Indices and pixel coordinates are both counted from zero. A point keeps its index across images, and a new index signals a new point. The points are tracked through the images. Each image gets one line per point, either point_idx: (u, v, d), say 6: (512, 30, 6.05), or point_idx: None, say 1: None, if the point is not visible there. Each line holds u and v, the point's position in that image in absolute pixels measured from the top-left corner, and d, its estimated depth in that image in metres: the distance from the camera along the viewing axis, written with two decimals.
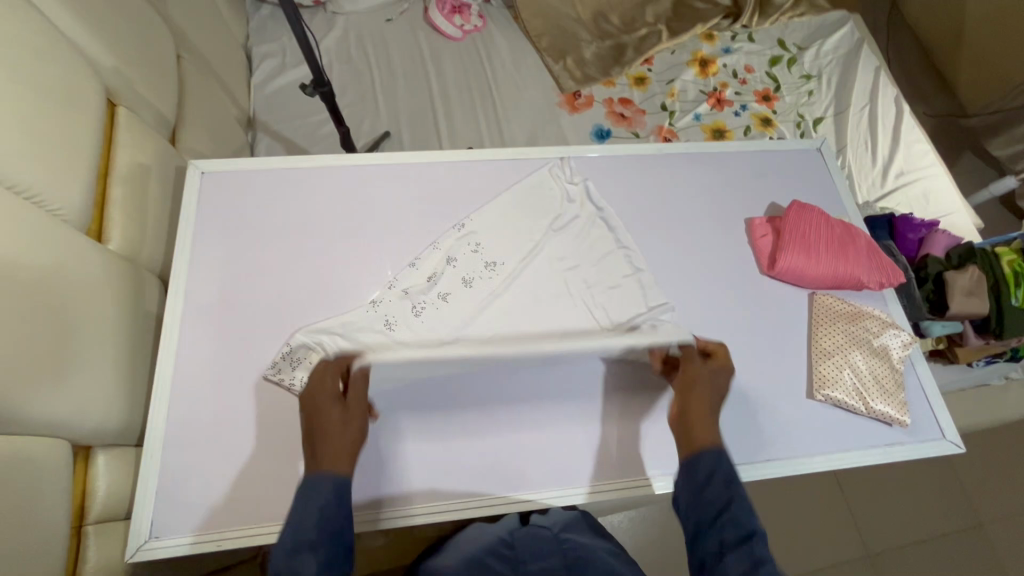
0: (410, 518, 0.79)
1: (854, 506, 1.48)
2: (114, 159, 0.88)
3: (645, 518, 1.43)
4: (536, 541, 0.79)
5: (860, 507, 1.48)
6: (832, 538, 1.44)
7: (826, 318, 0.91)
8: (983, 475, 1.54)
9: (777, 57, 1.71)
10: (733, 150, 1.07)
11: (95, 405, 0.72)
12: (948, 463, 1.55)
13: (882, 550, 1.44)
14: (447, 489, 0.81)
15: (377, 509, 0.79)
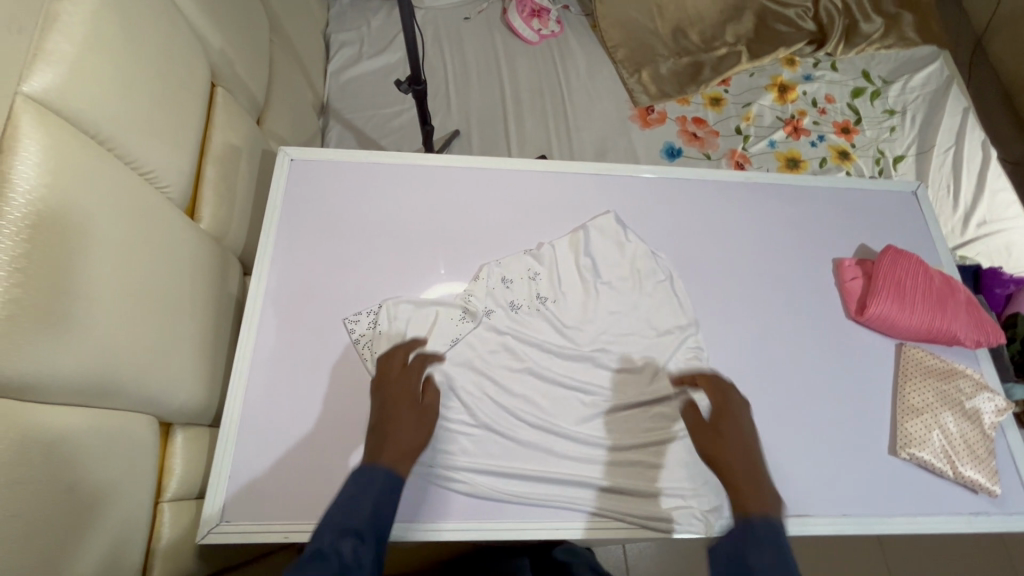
0: (451, 533, 0.75)
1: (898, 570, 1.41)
2: (212, 139, 0.89)
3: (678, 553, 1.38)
4: None
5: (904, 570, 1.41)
6: None
7: (917, 373, 0.87)
8: None
9: (860, 89, 1.65)
10: (823, 186, 1.04)
11: (180, 382, 0.73)
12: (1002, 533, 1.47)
13: None
14: (494, 512, 0.77)
15: (416, 522, 0.75)
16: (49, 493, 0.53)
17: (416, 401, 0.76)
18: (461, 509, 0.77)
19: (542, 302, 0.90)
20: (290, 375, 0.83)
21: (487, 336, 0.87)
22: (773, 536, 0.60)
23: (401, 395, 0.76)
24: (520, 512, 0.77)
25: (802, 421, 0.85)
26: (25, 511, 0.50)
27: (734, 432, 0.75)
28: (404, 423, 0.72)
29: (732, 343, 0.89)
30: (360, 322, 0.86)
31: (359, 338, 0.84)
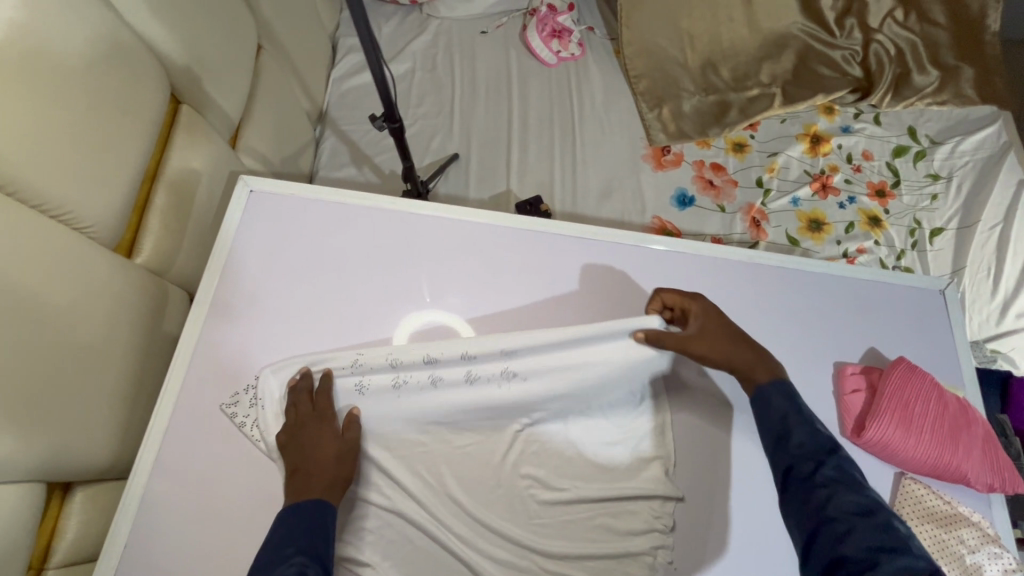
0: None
1: None
2: (166, 163, 0.83)
3: None
4: None
5: None
6: None
7: (913, 516, 0.76)
8: None
9: (903, 148, 1.50)
10: (837, 274, 0.92)
11: (83, 443, 0.67)
12: None
13: None
14: None
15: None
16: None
17: (329, 424, 0.75)
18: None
19: (509, 377, 0.79)
20: (213, 433, 0.77)
21: (423, 412, 0.79)
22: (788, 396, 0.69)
23: (307, 418, 0.75)
24: None
25: (767, 551, 0.76)
26: None
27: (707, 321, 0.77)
28: (320, 461, 0.71)
29: (698, 451, 0.81)
30: (241, 403, 0.78)
31: (242, 421, 0.76)
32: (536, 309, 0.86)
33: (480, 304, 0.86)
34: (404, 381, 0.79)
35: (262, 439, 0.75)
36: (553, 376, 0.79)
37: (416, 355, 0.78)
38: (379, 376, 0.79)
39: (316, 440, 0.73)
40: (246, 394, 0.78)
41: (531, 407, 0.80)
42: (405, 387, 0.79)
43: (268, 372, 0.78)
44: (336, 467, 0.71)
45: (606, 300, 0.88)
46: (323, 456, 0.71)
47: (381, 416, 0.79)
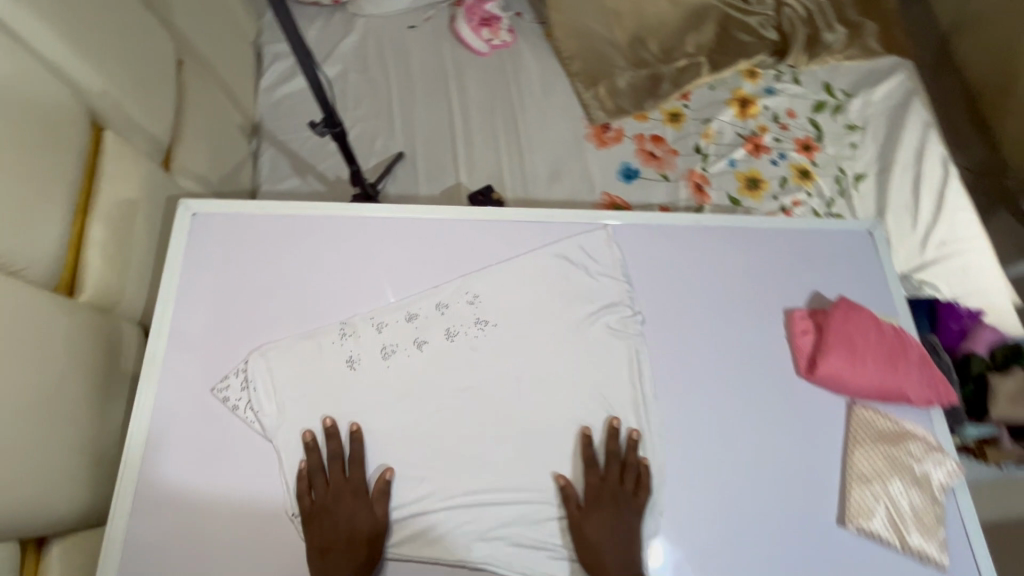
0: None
1: None
2: (97, 194, 0.79)
3: None
4: None
5: None
6: None
7: (867, 437, 0.83)
8: None
9: (822, 104, 1.60)
10: (777, 227, 0.98)
11: (50, 496, 0.64)
12: None
13: None
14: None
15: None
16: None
17: (359, 493, 0.75)
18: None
19: (483, 324, 0.86)
20: (190, 466, 0.74)
21: (411, 381, 0.81)
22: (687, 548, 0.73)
23: (339, 488, 0.74)
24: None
25: (745, 491, 0.81)
26: None
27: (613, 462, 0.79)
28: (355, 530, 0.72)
29: (674, 410, 0.85)
30: (231, 386, 0.77)
31: (235, 404, 0.77)
32: (510, 277, 0.89)
33: (452, 276, 0.88)
34: (394, 348, 0.82)
35: (257, 421, 0.77)
36: (525, 325, 0.87)
37: (403, 318, 0.84)
38: (368, 346, 0.82)
39: (350, 510, 0.73)
40: (237, 377, 0.78)
41: (512, 361, 0.85)
42: (395, 355, 0.82)
43: (256, 355, 0.78)
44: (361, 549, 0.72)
45: (572, 269, 0.90)
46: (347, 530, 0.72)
47: (370, 389, 0.80)
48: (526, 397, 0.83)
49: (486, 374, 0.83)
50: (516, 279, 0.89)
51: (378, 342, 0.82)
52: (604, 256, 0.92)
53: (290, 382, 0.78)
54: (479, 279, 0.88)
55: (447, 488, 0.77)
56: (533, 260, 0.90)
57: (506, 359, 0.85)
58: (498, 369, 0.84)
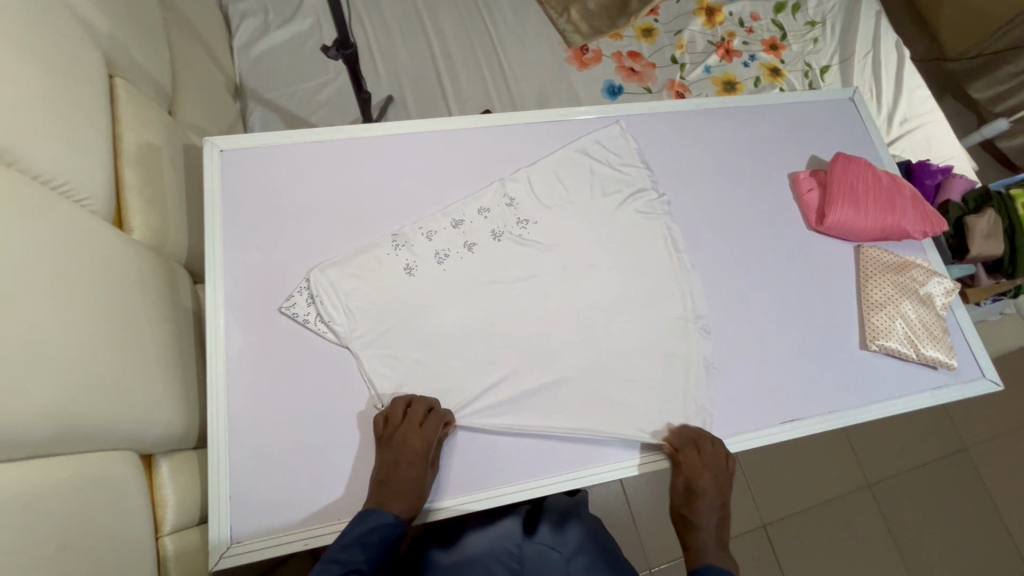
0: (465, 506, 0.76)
1: (858, 455, 1.55)
2: (121, 137, 0.78)
3: (659, 477, 1.39)
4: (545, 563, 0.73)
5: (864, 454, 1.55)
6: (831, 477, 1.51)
7: (876, 270, 0.93)
8: (974, 416, 1.63)
9: (782, 4, 1.67)
10: (771, 102, 1.06)
11: (154, 411, 0.66)
12: (942, 407, 1.64)
13: (878, 480, 1.53)
14: (524, 469, 0.79)
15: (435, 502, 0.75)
16: (26, 565, 0.45)
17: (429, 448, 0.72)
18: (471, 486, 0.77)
19: (523, 225, 0.90)
20: (271, 379, 0.77)
21: (466, 282, 0.86)
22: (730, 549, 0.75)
23: (413, 436, 0.72)
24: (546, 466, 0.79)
25: (782, 332, 0.90)
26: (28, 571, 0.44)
27: (702, 475, 0.77)
28: (413, 481, 0.71)
29: (706, 273, 0.92)
30: (298, 303, 0.80)
31: (305, 318, 0.79)
32: (540, 175, 0.93)
33: (486, 181, 0.92)
34: (445, 253, 0.86)
35: (331, 331, 0.79)
36: (560, 218, 0.92)
37: (447, 224, 0.88)
38: (422, 254, 0.85)
39: (412, 463, 0.71)
40: (303, 294, 0.80)
41: (554, 249, 0.90)
42: (448, 258, 0.86)
43: (319, 270, 0.81)
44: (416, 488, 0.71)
45: (597, 161, 0.95)
46: (400, 465, 0.71)
47: (433, 292, 0.84)
48: (573, 277, 0.89)
49: (532, 265, 0.88)
50: (548, 176, 0.93)
51: (428, 252, 0.86)
52: (626, 146, 0.97)
53: (356, 295, 0.81)
54: (511, 179, 0.92)
55: (516, 370, 0.82)
56: (558, 156, 0.94)
57: (551, 247, 0.90)
58: (543, 260, 0.89)
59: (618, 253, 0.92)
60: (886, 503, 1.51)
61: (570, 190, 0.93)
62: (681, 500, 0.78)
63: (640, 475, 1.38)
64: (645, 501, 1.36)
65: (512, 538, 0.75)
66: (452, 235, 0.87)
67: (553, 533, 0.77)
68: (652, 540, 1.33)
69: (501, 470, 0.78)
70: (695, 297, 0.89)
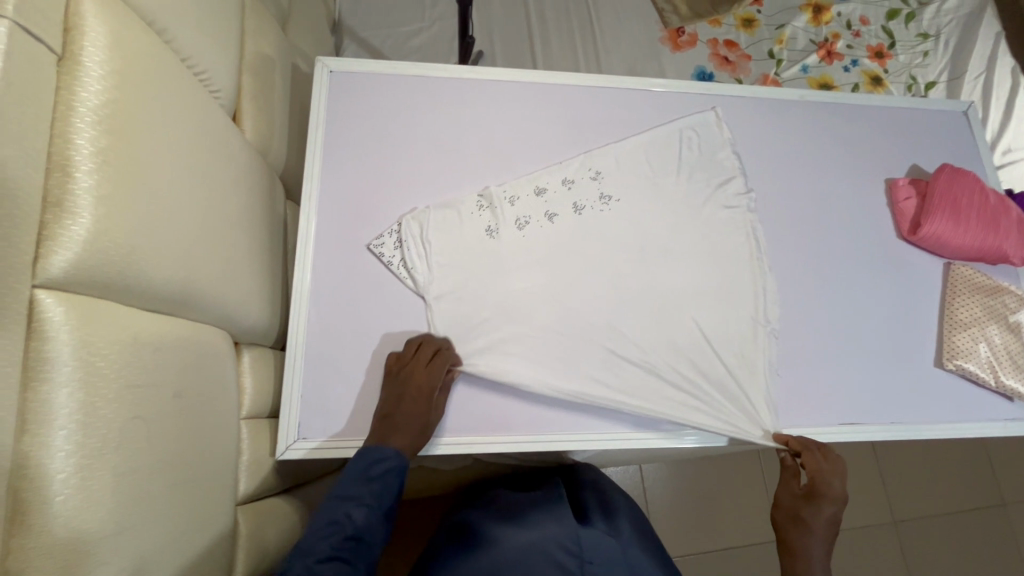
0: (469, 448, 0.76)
1: (889, 488, 1.50)
2: (243, 45, 0.81)
3: (683, 471, 1.38)
4: (602, 541, 0.77)
5: (896, 488, 1.50)
6: (858, 504, 1.47)
7: (964, 289, 0.89)
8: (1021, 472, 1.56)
9: (895, 11, 1.58)
10: (879, 104, 1.02)
11: (246, 299, 0.69)
12: (987, 456, 1.57)
13: (906, 518, 1.48)
14: (573, 424, 0.79)
15: (450, 439, 0.76)
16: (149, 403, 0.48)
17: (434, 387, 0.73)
18: (476, 432, 0.77)
19: (603, 205, 0.89)
20: (349, 293, 0.80)
21: (545, 247, 0.86)
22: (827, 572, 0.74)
23: (419, 373, 0.73)
24: (597, 427, 0.80)
25: (854, 337, 0.87)
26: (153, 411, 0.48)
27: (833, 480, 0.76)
28: (415, 418, 0.71)
29: (787, 265, 0.90)
30: (385, 243, 0.81)
31: (390, 260, 0.81)
32: (633, 146, 0.92)
33: (578, 141, 0.92)
34: (527, 220, 0.86)
35: (410, 278, 0.81)
36: (646, 188, 0.91)
37: (529, 189, 0.87)
38: (503, 217, 0.85)
39: (416, 400, 0.72)
40: (392, 236, 0.82)
41: (637, 219, 0.89)
42: (528, 226, 0.86)
43: (410, 220, 0.82)
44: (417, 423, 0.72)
45: (694, 141, 0.93)
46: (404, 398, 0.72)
47: (513, 252, 0.84)
48: (651, 248, 0.88)
49: (611, 229, 0.88)
50: (643, 149, 0.92)
51: (512, 220, 0.85)
52: (723, 133, 0.94)
53: (439, 249, 0.82)
54: (602, 146, 0.92)
55: (583, 335, 0.82)
56: (651, 136, 0.93)
57: (632, 223, 0.89)
58: (624, 227, 0.89)
59: (701, 232, 0.90)
60: (910, 542, 1.46)
61: (660, 162, 0.92)
62: (800, 499, 0.77)
63: (666, 466, 1.38)
64: (665, 492, 1.36)
65: (567, 524, 0.79)
66: (534, 202, 0.87)
67: (606, 523, 0.82)
68: (665, 531, 1.33)
69: (551, 420, 0.79)
70: (772, 286, 0.88)
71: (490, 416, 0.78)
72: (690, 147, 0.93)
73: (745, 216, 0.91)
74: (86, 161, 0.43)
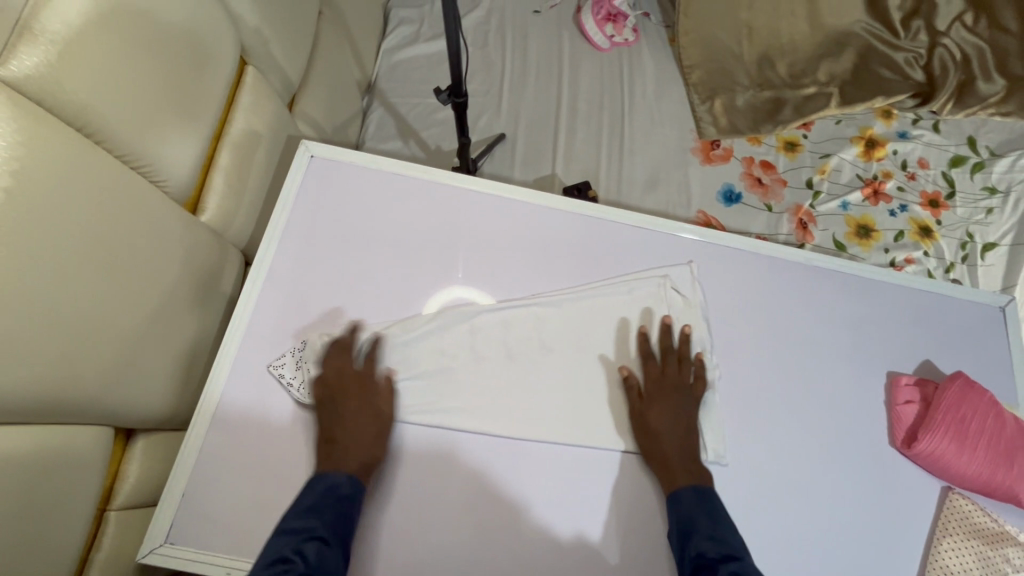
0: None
1: None
2: (231, 124, 0.83)
3: None
4: None
5: None
6: None
7: (958, 530, 0.76)
8: None
9: (961, 158, 1.45)
10: (896, 282, 0.91)
11: (145, 391, 0.67)
12: None
13: None
14: None
15: None
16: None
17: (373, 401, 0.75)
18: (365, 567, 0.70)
19: (546, 351, 0.83)
20: (265, 391, 0.77)
21: (469, 394, 0.79)
22: (720, 541, 0.65)
23: (355, 394, 0.74)
24: None
25: (812, 555, 0.75)
26: None
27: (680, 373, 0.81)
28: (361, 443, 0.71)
29: (749, 453, 0.79)
30: (286, 365, 0.77)
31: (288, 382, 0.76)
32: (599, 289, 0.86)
33: (544, 271, 0.87)
34: (454, 360, 0.81)
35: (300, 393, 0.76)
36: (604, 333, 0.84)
37: (466, 327, 0.82)
38: (429, 351, 0.81)
39: (357, 422, 0.72)
40: (293, 357, 0.77)
41: (586, 368, 0.83)
42: (452, 365, 0.81)
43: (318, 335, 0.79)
44: (372, 443, 0.72)
45: (667, 296, 0.86)
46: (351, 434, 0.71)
47: (439, 388, 0.79)
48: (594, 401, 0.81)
49: (556, 371, 0.82)
50: (610, 293, 0.86)
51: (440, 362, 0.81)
52: (692, 293, 0.86)
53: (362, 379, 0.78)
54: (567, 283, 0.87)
55: (496, 488, 0.76)
56: (625, 279, 0.87)
57: (577, 370, 0.83)
58: (570, 373, 0.82)
59: None
60: None
61: (628, 307, 0.86)
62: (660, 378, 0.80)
63: None
64: None
65: None
66: (468, 341, 0.82)
67: None
68: None
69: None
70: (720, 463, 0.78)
71: (398, 552, 0.71)
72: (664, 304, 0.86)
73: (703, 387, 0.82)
74: None
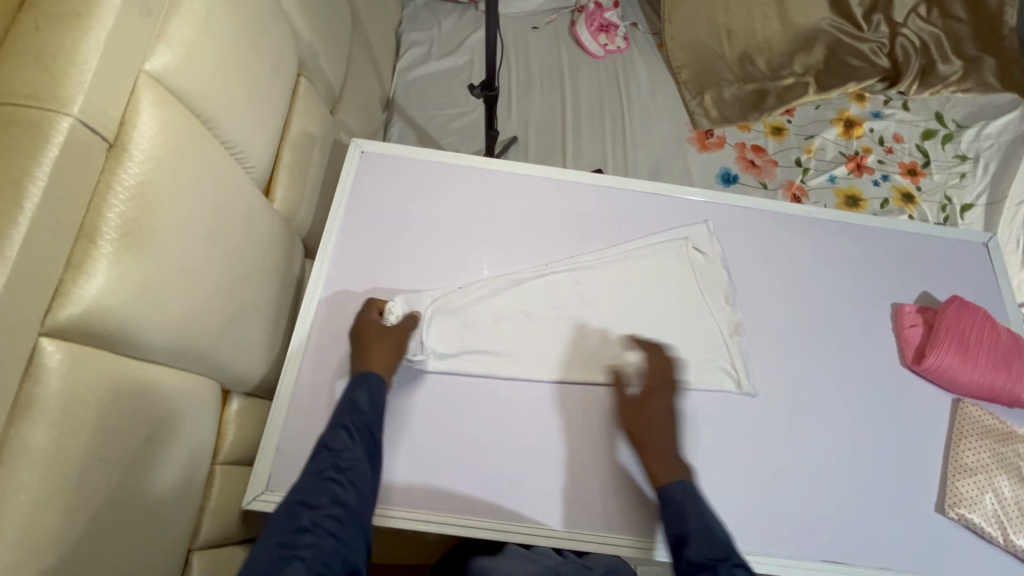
0: (416, 525, 0.76)
1: None
2: (292, 124, 0.93)
3: None
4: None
5: None
6: None
7: (972, 432, 0.85)
8: None
9: (932, 131, 1.59)
10: (889, 227, 1.02)
11: (244, 352, 0.75)
12: None
13: None
14: (474, 513, 0.77)
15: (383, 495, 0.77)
16: (117, 448, 0.53)
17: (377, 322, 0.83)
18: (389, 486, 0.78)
19: (587, 305, 0.92)
20: (341, 355, 0.85)
21: (524, 347, 0.88)
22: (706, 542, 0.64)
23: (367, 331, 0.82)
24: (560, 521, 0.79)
25: (839, 466, 0.84)
26: (125, 452, 0.54)
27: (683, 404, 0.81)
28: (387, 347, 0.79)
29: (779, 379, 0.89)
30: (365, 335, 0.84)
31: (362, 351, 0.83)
32: (630, 248, 0.96)
33: (579, 238, 0.97)
34: (508, 319, 0.90)
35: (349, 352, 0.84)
36: (637, 287, 0.94)
37: (516, 290, 0.91)
38: (482, 312, 0.90)
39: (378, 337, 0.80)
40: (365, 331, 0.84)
41: (624, 318, 0.92)
42: (505, 323, 0.89)
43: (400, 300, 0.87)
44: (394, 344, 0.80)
45: (691, 251, 0.96)
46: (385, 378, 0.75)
47: (497, 344, 0.88)
48: (635, 347, 0.89)
49: (598, 323, 0.91)
50: (639, 252, 0.96)
51: (498, 321, 0.89)
52: (712, 246, 0.96)
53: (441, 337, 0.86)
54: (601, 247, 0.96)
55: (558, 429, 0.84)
56: (649, 239, 0.97)
57: (617, 322, 0.91)
58: (611, 324, 0.91)
59: (685, 338, 0.91)
60: None
61: (658, 262, 0.95)
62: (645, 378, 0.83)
63: None
64: None
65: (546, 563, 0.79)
66: (518, 301, 0.91)
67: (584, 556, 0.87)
68: None
69: (459, 504, 0.78)
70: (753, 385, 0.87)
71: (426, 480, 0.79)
72: (690, 259, 0.96)
73: (730, 327, 0.92)
74: (111, 232, 0.52)
